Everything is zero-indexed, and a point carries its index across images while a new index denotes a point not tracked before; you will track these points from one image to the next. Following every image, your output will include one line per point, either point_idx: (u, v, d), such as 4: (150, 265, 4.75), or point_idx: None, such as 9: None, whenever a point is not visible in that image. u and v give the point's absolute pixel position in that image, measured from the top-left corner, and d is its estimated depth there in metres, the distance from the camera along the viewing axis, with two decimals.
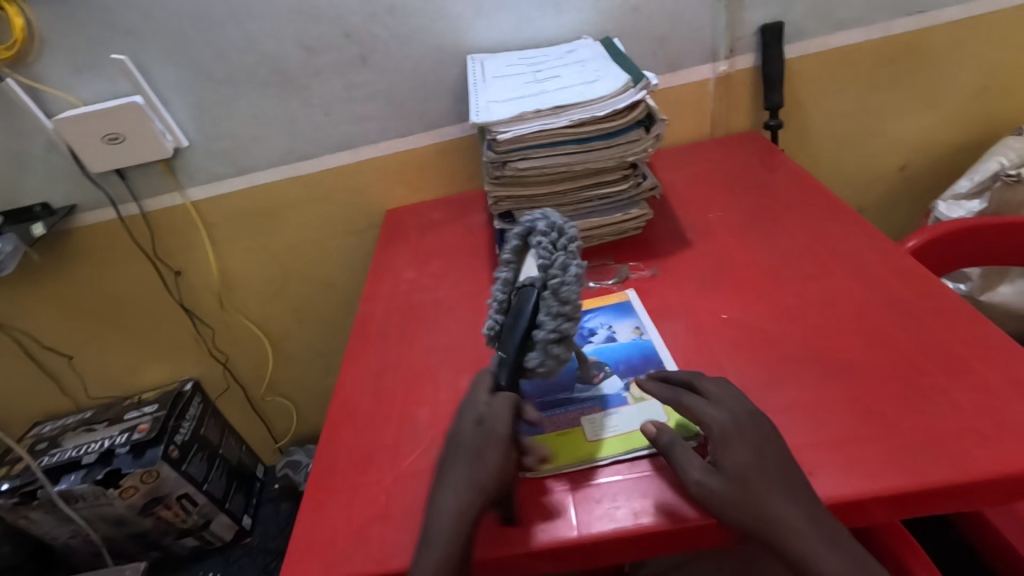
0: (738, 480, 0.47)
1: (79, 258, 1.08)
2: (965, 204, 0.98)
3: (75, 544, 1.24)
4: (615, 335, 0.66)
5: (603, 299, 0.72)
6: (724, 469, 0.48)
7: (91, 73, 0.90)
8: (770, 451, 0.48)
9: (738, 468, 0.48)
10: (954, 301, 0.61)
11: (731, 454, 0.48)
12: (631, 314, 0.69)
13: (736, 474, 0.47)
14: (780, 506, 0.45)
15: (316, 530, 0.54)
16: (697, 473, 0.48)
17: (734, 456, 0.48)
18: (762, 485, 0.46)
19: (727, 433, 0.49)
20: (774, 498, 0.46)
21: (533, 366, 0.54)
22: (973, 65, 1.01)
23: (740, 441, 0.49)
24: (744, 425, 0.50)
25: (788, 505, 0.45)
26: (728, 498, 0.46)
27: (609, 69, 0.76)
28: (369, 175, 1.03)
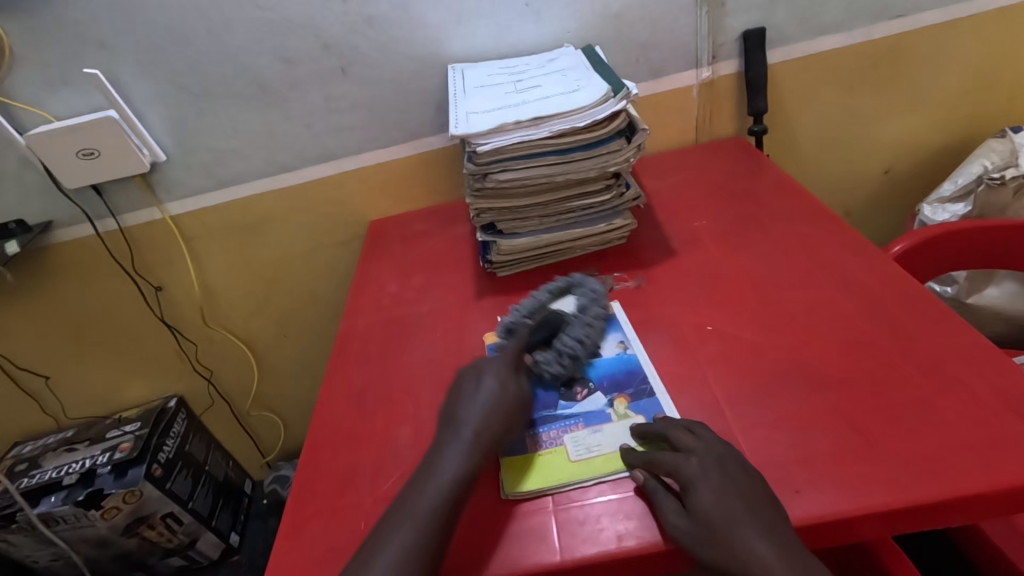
0: (710, 521, 0.46)
1: (56, 275, 1.06)
2: (950, 207, 0.97)
3: (57, 566, 1.21)
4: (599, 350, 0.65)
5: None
6: (696, 513, 0.47)
7: (64, 88, 0.88)
8: (746, 485, 0.47)
9: (711, 509, 0.46)
10: (939, 310, 0.60)
11: (705, 495, 0.47)
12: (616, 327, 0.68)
13: (707, 514, 0.46)
14: (751, 545, 0.44)
15: (294, 556, 0.53)
16: (669, 512, 0.47)
17: (707, 496, 0.47)
18: (733, 526, 0.45)
19: (702, 475, 0.48)
20: (746, 535, 0.45)
21: (544, 359, 0.62)
22: (954, 68, 1.01)
23: (710, 486, 0.47)
24: (721, 465, 0.48)
25: (760, 542, 0.44)
26: (697, 537, 0.45)
27: (589, 78, 0.75)
28: (351, 187, 1.02)
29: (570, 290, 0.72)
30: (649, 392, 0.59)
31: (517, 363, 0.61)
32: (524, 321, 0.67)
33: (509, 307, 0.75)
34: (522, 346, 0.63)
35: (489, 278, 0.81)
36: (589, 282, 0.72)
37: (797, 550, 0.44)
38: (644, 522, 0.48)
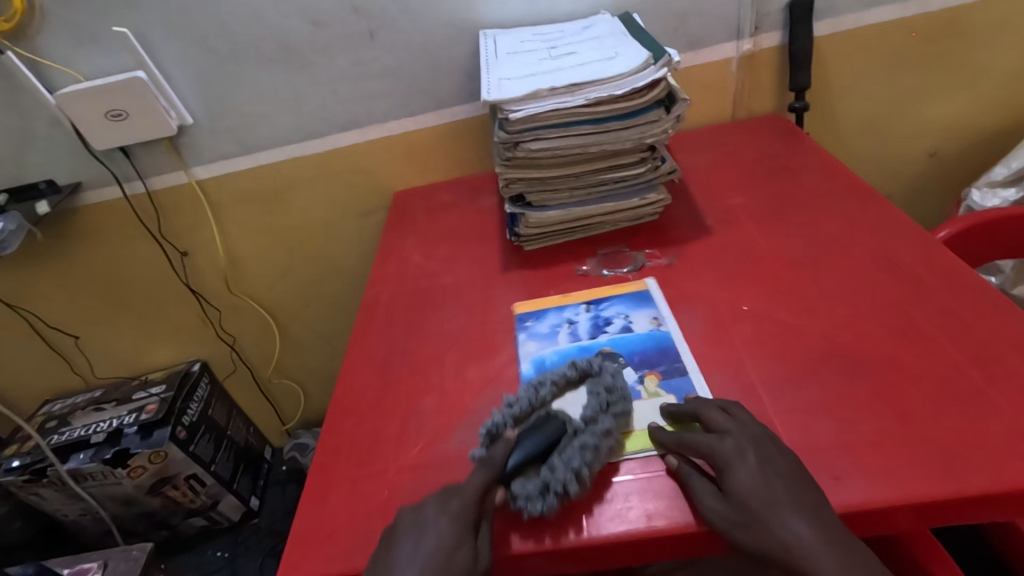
0: (745, 500, 0.44)
1: (85, 238, 1.07)
2: (1001, 192, 0.93)
3: (85, 521, 1.25)
4: (631, 325, 0.64)
5: (619, 288, 0.69)
6: (733, 494, 0.45)
7: (94, 47, 0.87)
8: (783, 465, 0.45)
9: (747, 489, 0.45)
10: (993, 296, 0.57)
11: (740, 476, 0.46)
12: (650, 303, 0.66)
13: (743, 493, 0.45)
14: (789, 527, 0.43)
15: (318, 522, 0.52)
16: (704, 493, 0.46)
17: (743, 475, 0.45)
18: (769, 506, 0.44)
19: (737, 454, 0.47)
20: (784, 515, 0.43)
21: (522, 491, 0.49)
22: (1013, 44, 0.95)
23: (748, 467, 0.46)
24: (757, 446, 0.47)
25: (797, 522, 0.43)
26: (732, 518, 0.44)
27: (628, 45, 0.72)
28: (377, 156, 1.00)
29: (585, 380, 0.58)
30: (681, 370, 0.58)
31: (486, 496, 0.48)
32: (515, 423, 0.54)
33: (536, 281, 0.74)
34: (496, 474, 0.50)
35: (516, 252, 0.80)
36: (612, 397, 0.54)
37: (841, 535, 0.42)
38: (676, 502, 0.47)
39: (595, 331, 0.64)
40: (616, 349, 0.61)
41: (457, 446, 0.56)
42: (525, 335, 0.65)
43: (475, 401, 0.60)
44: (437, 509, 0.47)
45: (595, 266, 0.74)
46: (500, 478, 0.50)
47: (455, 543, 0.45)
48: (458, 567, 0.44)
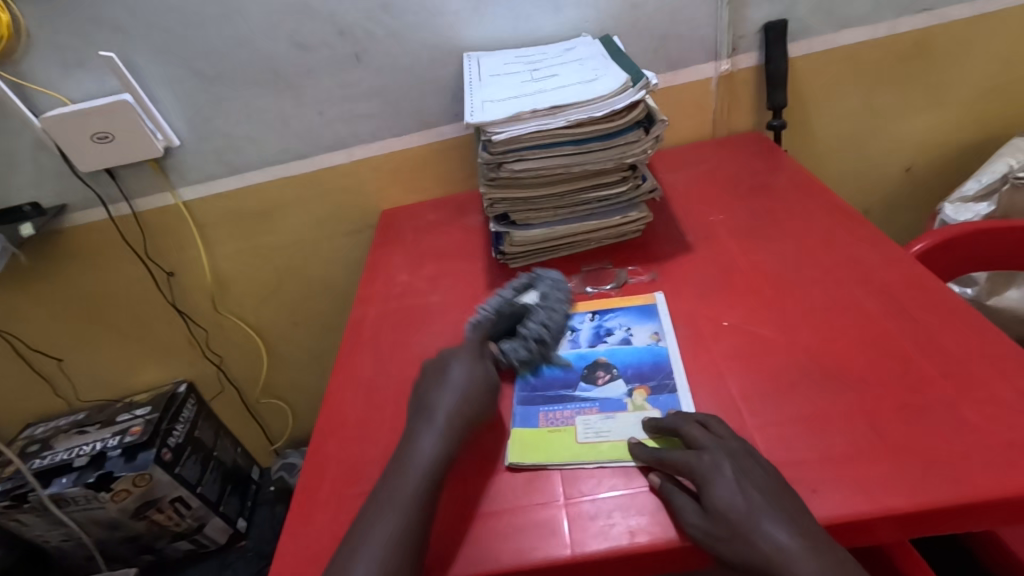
0: (726, 514, 0.45)
1: (70, 259, 1.07)
2: (972, 207, 0.95)
3: (67, 547, 1.23)
4: (631, 338, 0.64)
5: (627, 300, 0.70)
6: (715, 512, 0.46)
7: (80, 71, 0.88)
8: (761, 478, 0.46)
9: (728, 504, 0.46)
10: (963, 310, 0.59)
11: (722, 491, 0.46)
12: (654, 318, 0.67)
13: (726, 509, 0.45)
14: (776, 537, 0.43)
15: (303, 544, 0.52)
16: (688, 510, 0.46)
17: (723, 491, 0.46)
18: (753, 522, 0.45)
19: (716, 470, 0.48)
20: (768, 527, 0.44)
21: (509, 348, 0.63)
22: (980, 64, 0.99)
23: (729, 484, 0.47)
24: (735, 460, 0.48)
25: (782, 533, 0.43)
26: (717, 532, 0.45)
27: (608, 67, 0.74)
28: (364, 175, 1.01)
29: (533, 286, 0.71)
30: (671, 388, 0.58)
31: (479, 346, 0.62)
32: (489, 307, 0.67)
33: None
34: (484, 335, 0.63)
35: (501, 270, 0.80)
36: (552, 285, 0.70)
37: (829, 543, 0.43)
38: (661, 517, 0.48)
39: (595, 341, 0.65)
40: (611, 360, 0.62)
41: None
42: None
43: None
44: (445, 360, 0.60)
45: (579, 283, 0.75)
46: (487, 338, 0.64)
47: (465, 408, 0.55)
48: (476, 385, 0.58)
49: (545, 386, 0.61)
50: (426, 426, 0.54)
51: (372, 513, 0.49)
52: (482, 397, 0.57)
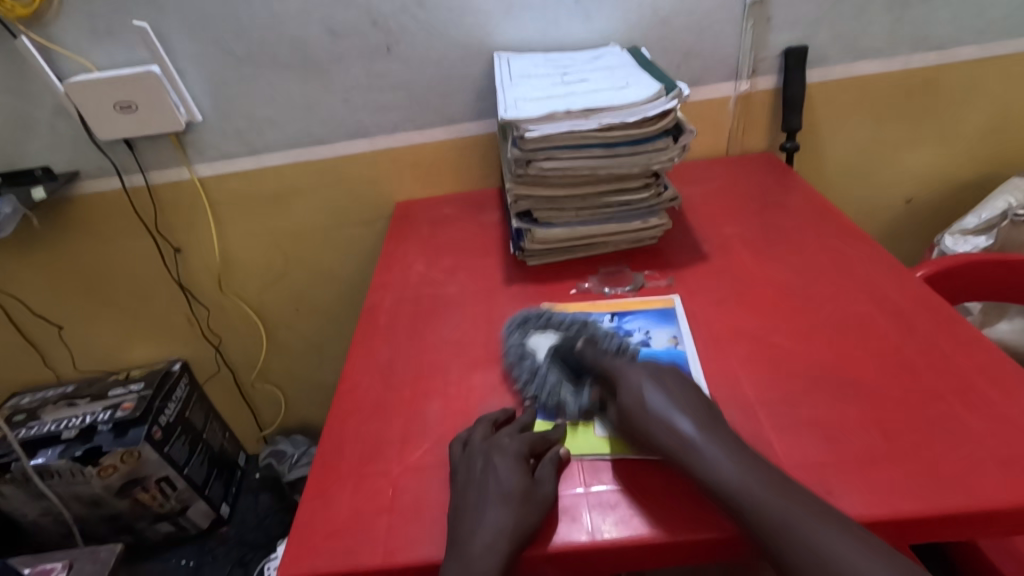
0: (658, 377, 0.56)
1: (77, 227, 1.05)
2: (972, 239, 0.99)
3: (44, 522, 1.20)
4: (651, 340, 0.66)
5: (647, 303, 0.71)
6: (641, 407, 0.53)
7: (110, 40, 0.88)
8: None
9: (638, 403, 0.54)
10: (970, 331, 0.61)
11: (636, 386, 0.55)
12: (672, 321, 0.68)
13: (632, 407, 0.54)
14: (658, 405, 0.53)
15: (319, 519, 0.52)
16: (646, 392, 0.54)
17: (634, 395, 0.54)
18: (660, 408, 0.53)
19: (639, 370, 0.57)
20: (653, 402, 0.53)
21: (571, 401, 0.59)
22: (984, 105, 1.03)
23: (654, 387, 0.54)
24: (654, 369, 0.57)
25: (659, 401, 0.53)
26: (632, 423, 0.53)
27: (638, 76, 0.76)
28: (383, 165, 1.02)
29: (529, 326, 0.68)
30: None
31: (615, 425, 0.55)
32: (562, 391, 0.60)
33: (538, 294, 0.76)
34: (584, 413, 0.58)
35: (519, 266, 0.82)
36: (537, 317, 0.68)
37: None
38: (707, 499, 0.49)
39: None
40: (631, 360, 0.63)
41: None
42: (548, 334, 0.68)
43: (480, 407, 0.61)
44: (490, 448, 0.53)
45: (597, 283, 0.77)
46: (593, 412, 0.58)
47: (510, 493, 0.50)
48: (535, 484, 0.51)
49: (565, 380, 0.62)
50: (510, 446, 0.53)
51: (472, 504, 0.50)
52: (547, 478, 0.51)
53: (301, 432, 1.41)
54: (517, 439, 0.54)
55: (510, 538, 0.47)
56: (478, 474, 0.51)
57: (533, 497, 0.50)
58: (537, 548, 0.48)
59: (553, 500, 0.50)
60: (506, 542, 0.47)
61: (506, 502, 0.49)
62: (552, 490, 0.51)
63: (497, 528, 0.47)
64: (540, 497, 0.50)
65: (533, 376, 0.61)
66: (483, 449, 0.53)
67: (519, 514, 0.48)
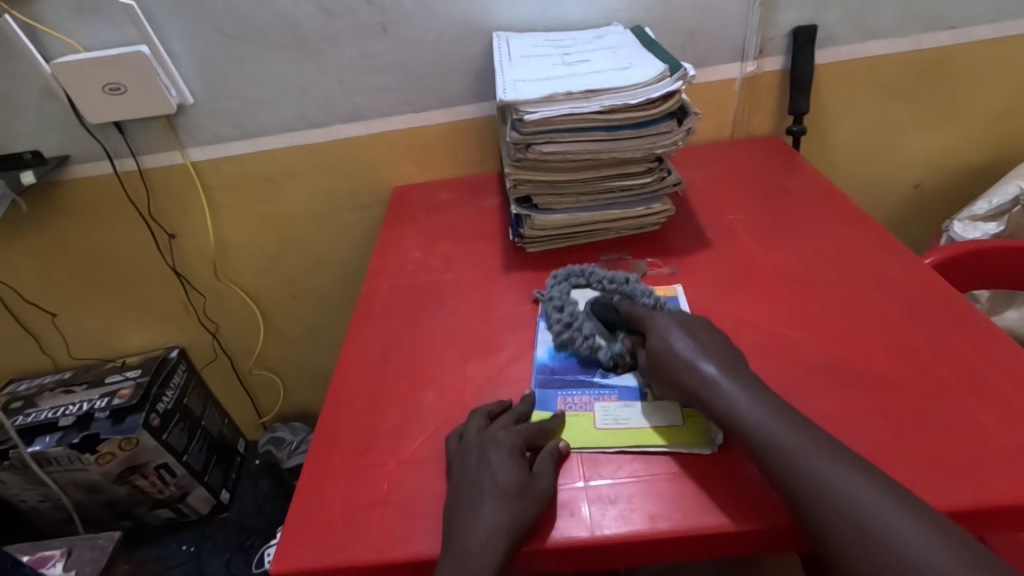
0: (687, 325, 0.57)
1: (69, 212, 1.04)
2: (981, 225, 0.97)
3: (44, 508, 1.20)
4: None
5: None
6: (663, 352, 0.55)
7: (96, 19, 0.85)
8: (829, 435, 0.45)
9: (663, 345, 0.55)
10: (981, 320, 0.59)
11: (663, 329, 0.57)
12: None
13: (659, 350, 0.55)
14: (682, 349, 0.54)
15: (313, 512, 0.51)
16: (671, 338, 0.56)
17: (659, 339, 0.56)
18: (684, 349, 0.54)
19: (671, 320, 0.58)
20: (677, 343, 0.55)
21: (606, 348, 0.60)
22: (997, 87, 1.00)
23: (682, 333, 0.56)
24: (687, 320, 0.58)
25: (687, 346, 0.54)
26: (657, 365, 0.55)
27: (642, 56, 0.73)
28: (379, 149, 1.00)
29: (569, 280, 0.70)
30: None
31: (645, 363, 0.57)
32: (596, 336, 0.62)
33: (538, 282, 0.74)
34: (609, 357, 0.60)
35: (518, 253, 0.80)
36: (580, 271, 0.71)
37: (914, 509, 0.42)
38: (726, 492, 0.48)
39: None
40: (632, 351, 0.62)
41: None
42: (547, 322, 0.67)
43: (477, 398, 0.60)
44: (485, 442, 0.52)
45: None
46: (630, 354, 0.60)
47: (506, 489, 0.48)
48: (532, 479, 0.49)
49: (564, 369, 0.61)
50: (507, 440, 0.52)
51: (467, 500, 0.48)
52: (545, 473, 0.50)
53: (301, 419, 1.40)
54: (513, 433, 0.53)
55: (506, 535, 0.46)
56: (472, 469, 0.50)
57: (528, 493, 0.48)
58: (536, 544, 0.47)
59: (551, 495, 0.49)
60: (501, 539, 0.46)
61: (502, 498, 0.48)
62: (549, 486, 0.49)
63: (491, 525, 0.46)
64: (540, 491, 0.49)
65: (563, 317, 0.64)
66: (479, 443, 0.52)
67: (514, 510, 0.47)
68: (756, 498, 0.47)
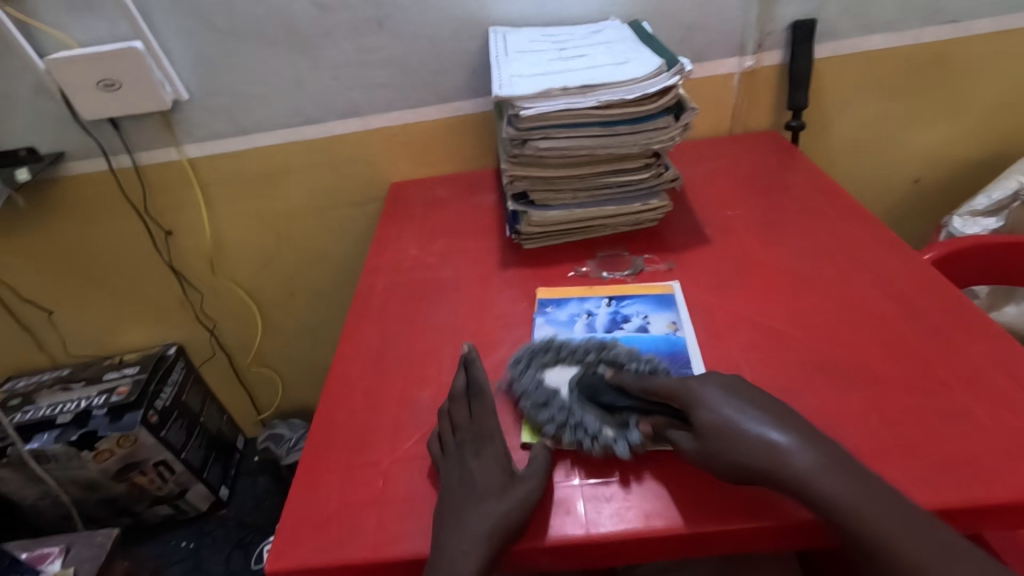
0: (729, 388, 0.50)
1: (65, 210, 1.03)
2: (981, 221, 0.97)
3: (43, 505, 1.20)
4: (649, 326, 0.64)
5: (646, 288, 0.69)
6: (704, 433, 0.48)
7: (90, 14, 0.85)
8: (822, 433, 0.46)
9: (714, 423, 0.48)
10: (978, 317, 0.59)
11: (708, 405, 0.49)
12: (671, 307, 0.66)
13: (712, 433, 0.47)
14: (740, 422, 0.47)
15: (308, 510, 0.51)
16: (719, 409, 0.48)
17: (712, 415, 0.48)
18: (743, 423, 0.47)
19: (701, 388, 0.51)
20: (739, 419, 0.47)
21: (617, 438, 0.51)
22: (997, 81, 0.99)
23: (730, 405, 0.49)
24: (720, 380, 0.51)
25: (741, 417, 0.48)
26: (711, 448, 0.47)
27: (639, 51, 0.73)
28: (376, 145, 0.99)
29: (539, 365, 0.59)
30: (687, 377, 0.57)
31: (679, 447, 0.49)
32: (603, 425, 0.52)
33: (534, 279, 0.74)
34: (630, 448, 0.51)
35: (515, 249, 0.80)
36: (542, 349, 0.60)
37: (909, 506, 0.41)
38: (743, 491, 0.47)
39: (611, 327, 0.64)
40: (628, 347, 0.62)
41: None
42: (544, 319, 0.66)
43: None
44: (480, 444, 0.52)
45: (594, 268, 0.75)
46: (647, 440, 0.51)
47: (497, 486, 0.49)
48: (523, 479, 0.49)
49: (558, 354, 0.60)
50: (490, 448, 0.52)
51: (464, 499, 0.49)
52: (537, 469, 0.50)
53: (299, 416, 1.40)
54: None
55: (486, 541, 0.46)
56: (456, 474, 0.51)
57: (517, 491, 0.48)
58: (528, 541, 0.47)
59: (543, 493, 0.49)
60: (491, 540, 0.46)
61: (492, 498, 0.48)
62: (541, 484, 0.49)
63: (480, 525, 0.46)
64: (523, 495, 0.48)
65: (553, 411, 0.54)
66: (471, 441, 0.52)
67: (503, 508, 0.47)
68: (758, 497, 0.47)
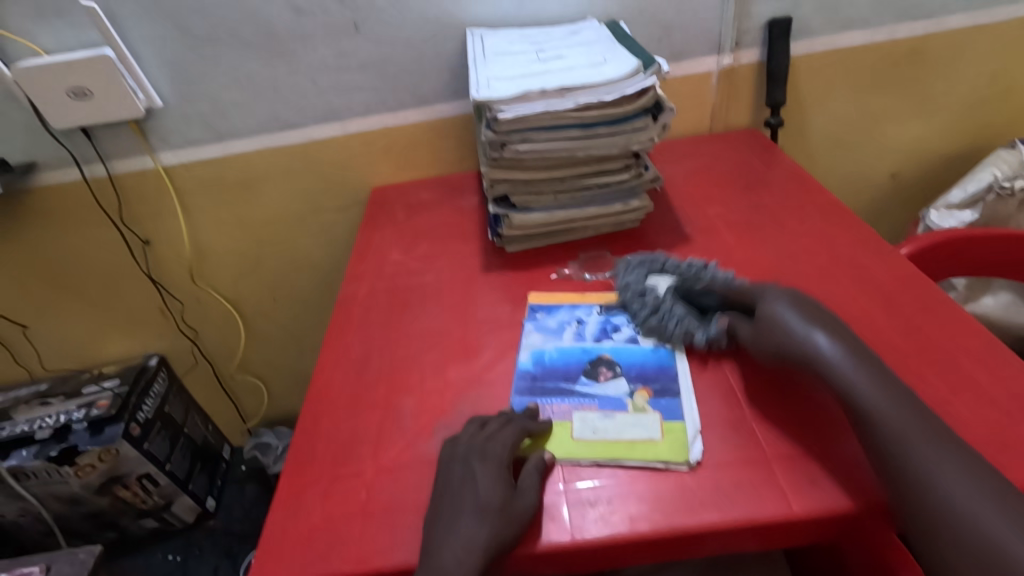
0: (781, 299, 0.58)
1: (38, 221, 1.01)
2: (957, 214, 0.98)
3: (24, 522, 1.18)
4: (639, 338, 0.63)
5: None
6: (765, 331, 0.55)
7: (58, 21, 0.83)
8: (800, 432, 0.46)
9: (772, 323, 0.55)
10: (954, 311, 0.60)
11: (766, 315, 0.56)
12: None
13: (772, 330, 0.55)
14: (795, 322, 0.54)
15: (290, 525, 0.50)
16: (776, 311, 0.56)
17: (771, 312, 0.56)
18: (799, 327, 0.53)
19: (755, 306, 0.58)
20: (791, 319, 0.54)
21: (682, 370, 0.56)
22: (970, 75, 1.01)
23: (783, 307, 0.56)
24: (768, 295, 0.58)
25: (795, 318, 0.54)
26: (770, 342, 0.54)
27: (617, 52, 0.73)
28: (356, 150, 0.98)
29: (593, 331, 0.64)
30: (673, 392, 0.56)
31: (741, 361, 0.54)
32: None
33: (517, 282, 0.73)
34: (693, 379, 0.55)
35: (497, 253, 0.79)
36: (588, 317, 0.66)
37: None
38: (789, 463, 0.49)
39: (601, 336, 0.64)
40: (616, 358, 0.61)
41: (435, 448, 0.55)
42: (532, 325, 0.66)
43: (456, 402, 0.59)
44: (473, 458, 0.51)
45: (577, 269, 0.75)
46: None
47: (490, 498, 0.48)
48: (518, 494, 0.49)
49: (545, 377, 0.60)
50: (494, 454, 0.51)
51: (449, 510, 0.48)
52: (530, 482, 0.50)
53: (286, 423, 1.39)
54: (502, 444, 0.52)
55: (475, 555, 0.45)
56: (455, 484, 0.50)
57: (512, 507, 0.48)
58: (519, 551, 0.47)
59: (537, 507, 0.49)
60: (479, 553, 0.46)
61: (483, 512, 0.48)
62: (535, 497, 0.49)
63: (470, 539, 0.46)
64: (518, 511, 0.48)
65: (604, 362, 0.59)
66: (464, 454, 0.51)
67: (496, 521, 0.47)
68: (743, 496, 0.47)
